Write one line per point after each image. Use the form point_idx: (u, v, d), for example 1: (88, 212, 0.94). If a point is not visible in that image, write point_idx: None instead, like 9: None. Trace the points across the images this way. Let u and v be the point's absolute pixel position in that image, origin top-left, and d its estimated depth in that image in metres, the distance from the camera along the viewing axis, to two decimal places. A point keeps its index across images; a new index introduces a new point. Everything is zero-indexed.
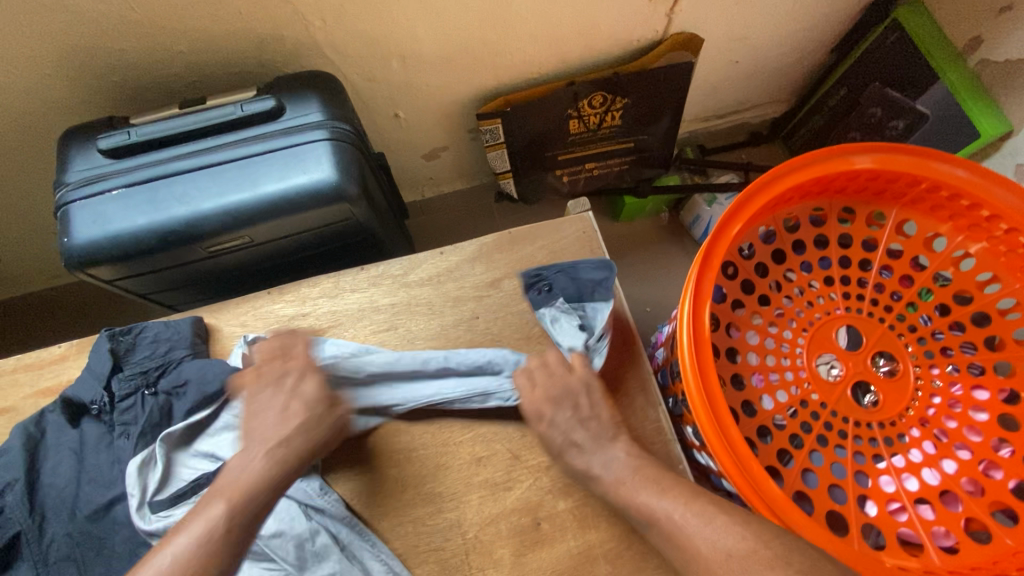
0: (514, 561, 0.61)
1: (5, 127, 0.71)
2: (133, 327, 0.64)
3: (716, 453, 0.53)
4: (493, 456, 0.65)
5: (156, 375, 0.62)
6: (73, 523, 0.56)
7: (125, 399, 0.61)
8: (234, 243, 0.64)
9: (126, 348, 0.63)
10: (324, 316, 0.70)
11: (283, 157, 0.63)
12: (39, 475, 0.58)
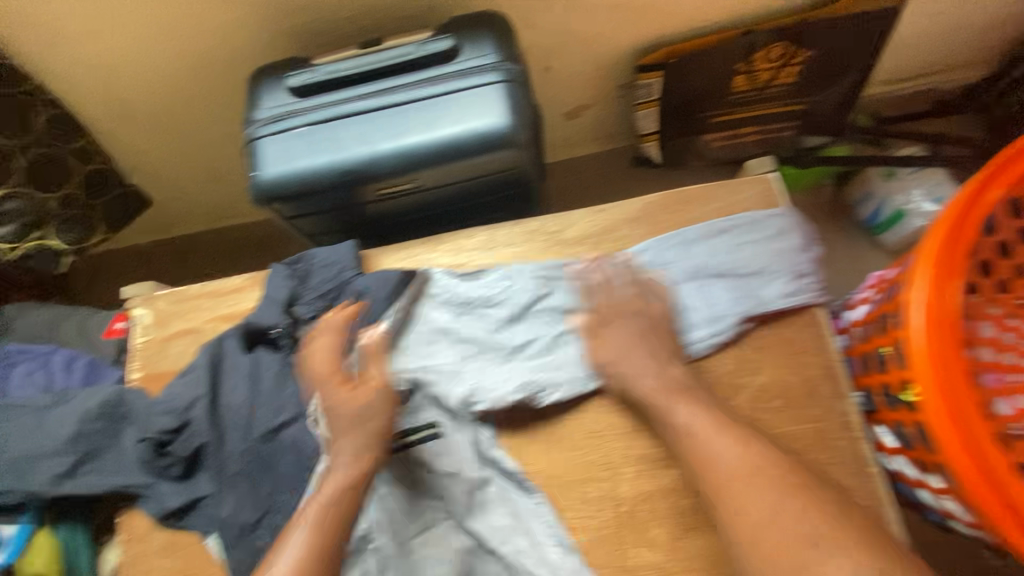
0: (672, 542, 0.57)
1: (198, 67, 0.76)
2: (304, 254, 0.67)
3: (954, 456, 0.45)
4: (652, 430, 0.60)
5: (336, 295, 0.65)
6: (246, 442, 0.60)
7: (315, 319, 0.64)
8: (403, 186, 0.64)
9: (304, 274, 0.66)
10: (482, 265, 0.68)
11: (459, 99, 0.61)
12: (219, 394, 0.63)
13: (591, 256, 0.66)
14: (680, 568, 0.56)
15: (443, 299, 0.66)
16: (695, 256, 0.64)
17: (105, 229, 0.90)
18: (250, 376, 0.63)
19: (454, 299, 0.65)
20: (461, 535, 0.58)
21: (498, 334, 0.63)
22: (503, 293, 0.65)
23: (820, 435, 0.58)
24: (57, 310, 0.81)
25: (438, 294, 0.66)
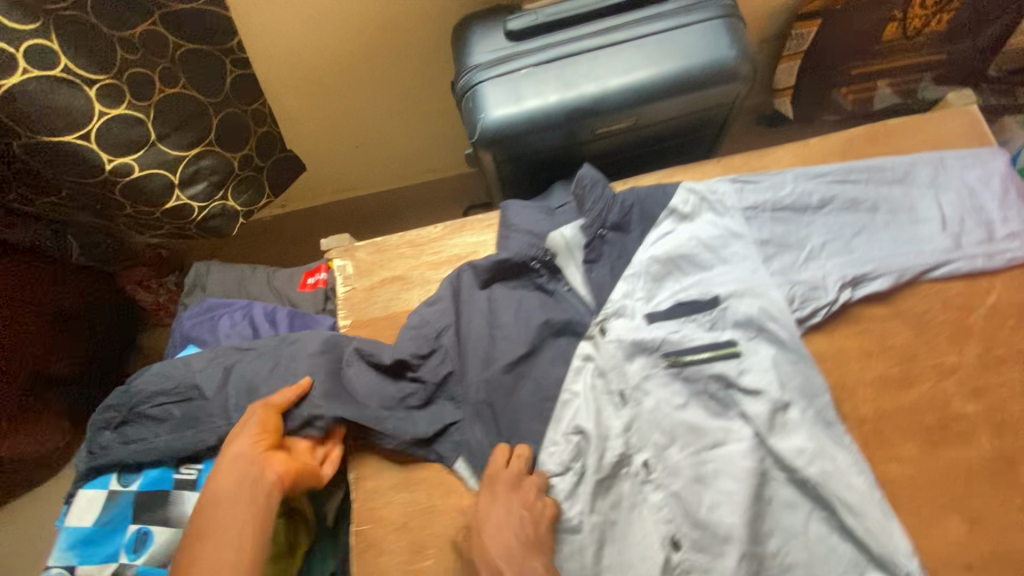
0: (922, 457, 0.58)
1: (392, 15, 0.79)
2: (579, 176, 0.69)
3: None
4: (886, 352, 0.61)
5: (608, 216, 0.67)
6: (487, 372, 0.63)
7: (586, 240, 0.67)
8: (623, 123, 0.67)
9: (579, 197, 0.69)
10: (694, 207, 0.67)
11: (684, 35, 0.64)
12: (460, 322, 0.66)
13: (813, 189, 0.65)
14: (936, 482, 0.57)
15: (656, 242, 0.66)
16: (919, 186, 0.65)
17: (269, 193, 0.91)
18: (492, 303, 0.66)
19: (667, 241, 0.66)
20: (718, 471, 0.56)
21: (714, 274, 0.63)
22: (718, 234, 0.65)
23: None
24: (242, 267, 0.84)
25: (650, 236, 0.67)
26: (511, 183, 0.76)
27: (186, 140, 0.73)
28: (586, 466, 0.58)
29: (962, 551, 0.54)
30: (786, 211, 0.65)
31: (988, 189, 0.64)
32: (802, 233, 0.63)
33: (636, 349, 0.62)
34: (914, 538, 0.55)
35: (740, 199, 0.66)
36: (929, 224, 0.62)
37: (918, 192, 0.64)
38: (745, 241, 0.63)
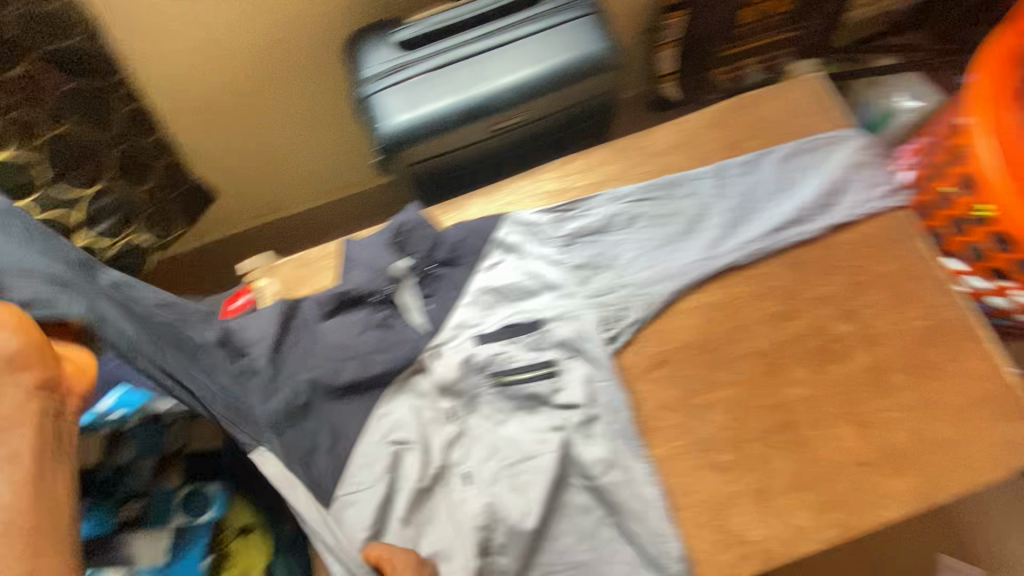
0: (812, 377, 0.67)
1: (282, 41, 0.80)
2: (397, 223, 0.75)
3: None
4: (771, 293, 0.70)
5: (435, 251, 0.73)
6: (314, 395, 0.66)
7: (417, 277, 0.73)
8: (516, 120, 0.72)
9: (402, 241, 0.74)
10: (517, 233, 0.74)
11: (559, 33, 0.70)
12: (283, 350, 0.68)
13: (622, 202, 0.75)
14: (826, 397, 0.66)
15: (491, 271, 0.73)
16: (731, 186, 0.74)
17: (183, 222, 0.92)
18: (354, 327, 0.70)
19: (505, 270, 0.73)
20: (530, 474, 0.64)
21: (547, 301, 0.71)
22: (543, 263, 0.73)
23: (909, 271, 0.70)
24: None
25: (487, 267, 0.73)
26: (423, 187, 0.80)
27: (85, 176, 0.73)
28: (436, 451, 0.66)
29: (851, 449, 0.64)
30: (602, 236, 0.74)
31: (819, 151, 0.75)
32: (613, 252, 0.73)
33: (469, 368, 0.68)
34: (812, 446, 0.65)
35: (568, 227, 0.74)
36: (752, 195, 0.73)
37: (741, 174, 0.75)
38: (564, 267, 0.73)
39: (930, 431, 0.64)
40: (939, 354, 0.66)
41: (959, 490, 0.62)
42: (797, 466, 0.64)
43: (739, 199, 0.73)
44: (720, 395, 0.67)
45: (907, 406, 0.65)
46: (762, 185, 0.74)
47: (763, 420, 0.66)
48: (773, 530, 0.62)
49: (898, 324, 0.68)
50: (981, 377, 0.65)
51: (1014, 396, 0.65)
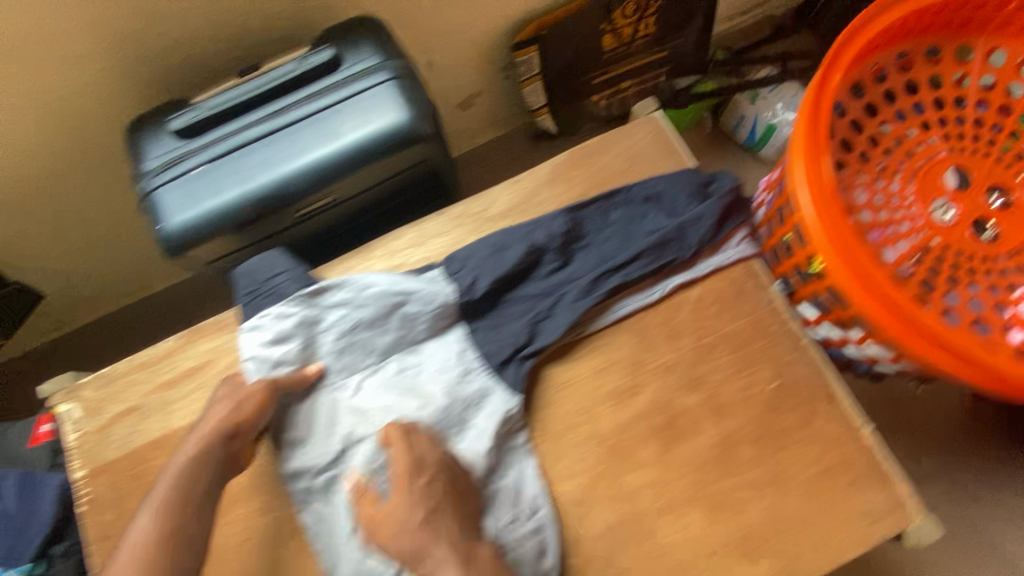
0: (659, 459, 0.60)
1: (70, 118, 0.71)
2: (254, 306, 0.65)
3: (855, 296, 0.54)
4: (613, 365, 0.64)
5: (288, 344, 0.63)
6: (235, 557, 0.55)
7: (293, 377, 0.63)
8: (318, 203, 0.65)
9: (258, 324, 0.64)
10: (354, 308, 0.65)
11: (355, 104, 0.63)
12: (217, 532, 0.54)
13: (442, 270, 0.67)
14: (674, 480, 0.60)
15: (343, 361, 0.64)
16: (604, 243, 0.68)
17: None
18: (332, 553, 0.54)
19: (358, 359, 0.65)
20: None
21: (407, 391, 0.63)
22: (376, 329, 0.65)
23: (757, 327, 0.64)
24: None
25: (345, 357, 0.64)
26: None
27: None
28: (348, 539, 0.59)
29: (700, 539, 0.58)
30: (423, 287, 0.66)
31: (675, 194, 0.69)
32: (440, 292, 0.66)
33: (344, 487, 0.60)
34: (659, 541, 0.58)
35: (423, 301, 0.65)
36: (616, 249, 0.67)
37: (600, 225, 0.69)
38: (397, 327, 0.65)
39: (782, 509, 0.58)
40: (790, 420, 0.61)
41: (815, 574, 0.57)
42: (641, 563, 0.58)
43: (607, 252, 0.67)
44: (560, 490, 0.61)
45: (757, 483, 0.59)
46: (617, 244, 0.67)
47: (606, 514, 0.59)
48: None
49: (746, 389, 0.62)
50: (835, 441, 0.60)
51: (868, 458, 0.59)
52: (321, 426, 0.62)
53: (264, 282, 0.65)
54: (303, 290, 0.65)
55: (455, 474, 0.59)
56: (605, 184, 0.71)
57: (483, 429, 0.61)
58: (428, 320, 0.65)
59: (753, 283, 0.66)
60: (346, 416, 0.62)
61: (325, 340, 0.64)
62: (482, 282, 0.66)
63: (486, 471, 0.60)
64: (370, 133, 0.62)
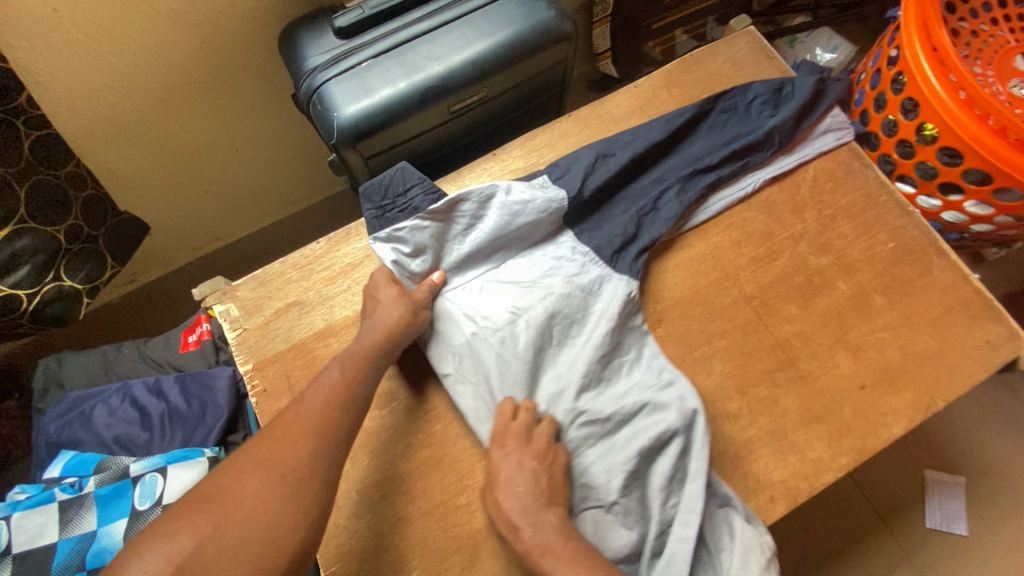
0: (803, 311, 0.67)
1: (211, 36, 0.73)
2: (385, 218, 0.66)
3: (984, 140, 0.62)
4: (749, 237, 0.71)
5: (421, 253, 0.65)
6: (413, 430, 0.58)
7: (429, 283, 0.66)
8: (473, 98, 0.69)
9: (393, 238, 0.64)
10: (474, 218, 0.66)
11: (506, 3, 0.68)
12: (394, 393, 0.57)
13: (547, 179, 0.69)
14: (819, 328, 0.67)
15: (468, 265, 0.67)
16: (696, 149, 0.73)
17: (113, 261, 0.80)
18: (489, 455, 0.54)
19: (483, 262, 0.67)
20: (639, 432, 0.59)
21: (534, 285, 0.65)
22: (493, 237, 0.66)
23: (869, 198, 0.72)
24: (103, 350, 0.71)
25: (470, 262, 0.67)
26: None
27: None
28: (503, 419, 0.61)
29: (851, 374, 0.65)
30: (535, 197, 0.67)
31: (759, 101, 0.75)
32: (552, 201, 0.67)
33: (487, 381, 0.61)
34: (816, 379, 0.65)
35: (539, 204, 0.66)
36: (709, 151, 0.73)
37: (699, 134, 0.74)
38: (512, 232, 0.67)
39: (916, 344, 0.66)
40: (911, 271, 0.69)
41: (953, 396, 0.64)
42: (803, 399, 0.64)
43: (703, 159, 0.72)
44: (720, 345, 0.66)
45: (891, 325, 0.67)
46: (710, 148, 0.73)
47: (765, 362, 0.65)
48: (793, 467, 0.61)
49: (869, 249, 0.70)
50: (952, 286, 0.68)
51: (982, 298, 0.68)
52: (458, 323, 0.64)
53: (394, 192, 0.66)
54: (432, 201, 0.66)
55: (591, 358, 0.62)
56: (716, 86, 0.78)
57: (609, 312, 0.63)
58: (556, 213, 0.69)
59: (860, 163, 0.74)
60: (479, 311, 0.64)
61: (453, 248, 0.66)
62: (590, 181, 0.69)
63: (617, 348, 0.63)
64: (523, 28, 0.67)
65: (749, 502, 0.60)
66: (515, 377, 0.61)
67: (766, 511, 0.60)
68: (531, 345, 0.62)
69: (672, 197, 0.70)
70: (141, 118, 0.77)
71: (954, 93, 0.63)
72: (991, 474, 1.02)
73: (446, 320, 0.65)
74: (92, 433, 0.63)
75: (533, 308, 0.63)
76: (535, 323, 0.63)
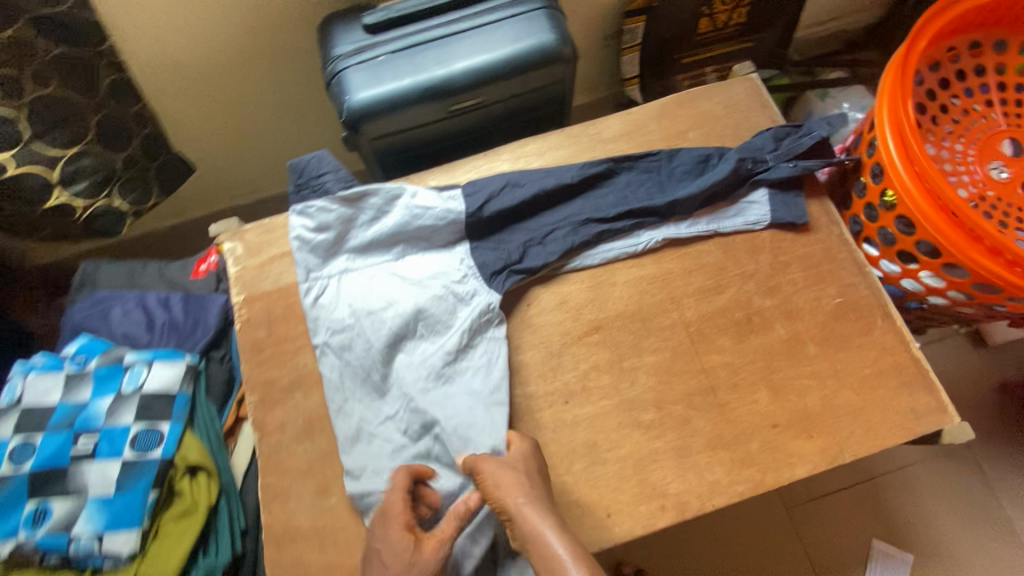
0: (735, 345, 0.71)
1: (268, 16, 0.85)
2: (304, 196, 0.77)
3: (926, 216, 0.65)
4: (701, 268, 0.75)
5: (320, 233, 0.75)
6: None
7: (327, 261, 0.76)
8: (472, 101, 0.77)
9: (300, 214, 0.75)
10: (373, 214, 0.76)
11: (514, 22, 0.76)
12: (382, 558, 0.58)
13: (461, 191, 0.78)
14: (747, 363, 0.70)
15: (363, 252, 0.77)
16: (619, 190, 0.78)
17: (158, 192, 0.95)
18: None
19: (378, 253, 0.77)
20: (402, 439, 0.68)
21: (417, 284, 0.75)
22: (389, 234, 0.76)
23: (828, 252, 0.75)
24: (132, 263, 0.85)
25: (365, 250, 0.77)
26: (386, 166, 0.85)
27: (64, 139, 0.76)
28: (348, 400, 0.70)
29: (767, 412, 0.68)
30: (434, 206, 0.76)
31: (719, 156, 0.78)
32: (448, 213, 0.76)
33: (338, 352, 0.72)
34: (731, 409, 0.68)
35: (439, 213, 0.76)
36: (653, 195, 0.77)
37: (620, 174, 0.79)
38: (407, 234, 0.77)
39: (839, 397, 0.68)
40: (852, 328, 0.71)
41: (864, 452, 0.66)
42: (715, 425, 0.68)
43: (609, 202, 0.77)
44: (649, 360, 0.71)
45: (819, 374, 0.69)
46: (648, 191, 0.77)
47: (687, 384, 0.70)
48: (690, 484, 0.66)
49: (815, 300, 0.73)
50: (890, 349, 0.70)
51: (918, 367, 0.69)
52: (339, 300, 0.74)
53: (310, 175, 0.77)
54: (343, 188, 0.76)
55: (440, 356, 0.70)
56: (705, 125, 0.83)
57: (469, 321, 0.71)
58: (507, 211, 0.77)
59: (827, 218, 0.77)
60: (362, 294, 0.74)
61: (351, 236, 0.76)
62: (491, 205, 0.77)
63: (466, 355, 0.70)
64: (524, 46, 0.75)
65: (641, 506, 0.65)
66: (376, 361, 0.71)
67: (653, 517, 0.64)
68: (391, 333, 0.71)
69: (582, 226, 0.76)
70: (200, 76, 0.91)
71: (907, 167, 0.66)
72: (936, 554, 1.02)
73: (336, 296, 0.75)
74: (106, 329, 0.76)
75: (402, 302, 0.73)
76: (401, 317, 0.72)
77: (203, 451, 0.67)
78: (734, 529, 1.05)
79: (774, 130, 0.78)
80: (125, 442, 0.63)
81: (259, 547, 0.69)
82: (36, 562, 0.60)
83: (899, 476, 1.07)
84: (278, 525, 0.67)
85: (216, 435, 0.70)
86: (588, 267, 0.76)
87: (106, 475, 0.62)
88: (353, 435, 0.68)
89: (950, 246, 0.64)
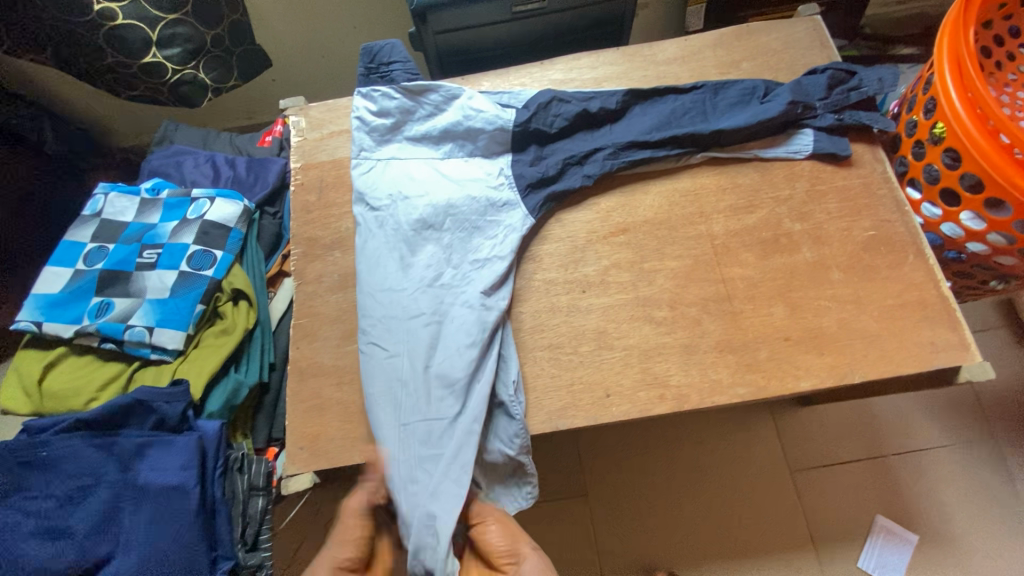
0: (759, 261, 0.72)
1: None
2: (370, 83, 0.81)
3: (978, 149, 0.64)
4: (736, 187, 0.76)
5: (377, 117, 0.79)
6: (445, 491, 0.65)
7: (381, 145, 0.80)
8: (535, 5, 0.82)
9: (367, 97, 0.79)
10: (428, 108, 0.79)
11: None
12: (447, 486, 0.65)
13: (522, 104, 0.79)
14: (767, 279, 0.71)
15: (414, 145, 0.79)
16: (663, 111, 0.78)
17: (240, 78, 1.01)
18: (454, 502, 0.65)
19: (426, 149, 0.79)
20: (421, 324, 0.68)
21: (458, 184, 0.76)
22: (441, 133, 0.79)
23: (867, 187, 0.75)
24: (206, 130, 0.93)
25: (417, 144, 0.79)
26: (445, 63, 0.90)
27: (166, 4, 0.85)
28: (380, 272, 0.72)
29: (781, 325, 0.69)
30: (489, 112, 0.78)
31: (768, 90, 0.78)
32: (499, 120, 0.78)
33: (376, 224, 0.75)
34: (745, 317, 0.70)
35: (490, 117, 0.78)
36: (696, 123, 0.77)
37: (667, 99, 0.80)
38: (457, 139, 0.79)
39: (857, 323, 0.68)
40: (881, 260, 0.71)
41: (875, 377, 0.66)
42: (726, 329, 0.69)
43: (651, 125, 0.77)
44: (669, 265, 0.73)
45: (840, 299, 0.69)
46: (695, 111, 0.78)
47: (703, 290, 0.71)
48: (692, 379, 0.67)
49: (847, 231, 0.73)
50: (917, 284, 0.69)
51: (945, 304, 0.68)
52: (386, 179, 0.77)
53: (380, 60, 0.82)
54: (408, 79, 0.80)
55: (479, 258, 0.72)
56: (761, 59, 0.83)
57: (498, 229, 0.73)
58: (552, 126, 0.78)
59: (872, 157, 0.76)
60: (406, 179, 0.77)
61: (408, 127, 0.80)
62: (537, 120, 0.78)
63: (487, 262, 0.71)
64: None
65: (640, 393, 0.67)
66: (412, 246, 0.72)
67: (651, 404, 0.66)
68: (425, 218, 0.73)
69: (628, 142, 0.77)
70: None
71: (961, 93, 0.65)
72: (944, 540, 0.98)
73: (384, 174, 0.78)
74: (176, 177, 0.84)
75: (438, 194, 0.75)
76: (433, 208, 0.74)
77: (248, 282, 0.74)
78: (733, 486, 1.03)
79: (833, 70, 0.77)
80: (182, 258, 0.72)
81: (283, 383, 0.77)
82: (95, 347, 0.70)
83: (913, 460, 1.04)
84: (304, 360, 0.72)
85: (261, 285, 0.78)
86: (624, 175, 0.78)
87: (163, 282, 0.71)
88: (376, 309, 0.70)
89: (997, 176, 0.63)
